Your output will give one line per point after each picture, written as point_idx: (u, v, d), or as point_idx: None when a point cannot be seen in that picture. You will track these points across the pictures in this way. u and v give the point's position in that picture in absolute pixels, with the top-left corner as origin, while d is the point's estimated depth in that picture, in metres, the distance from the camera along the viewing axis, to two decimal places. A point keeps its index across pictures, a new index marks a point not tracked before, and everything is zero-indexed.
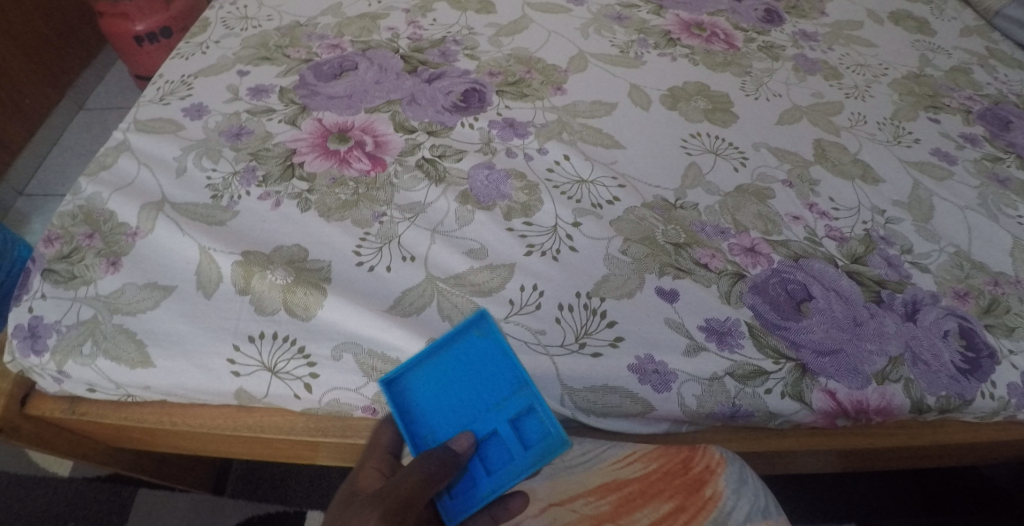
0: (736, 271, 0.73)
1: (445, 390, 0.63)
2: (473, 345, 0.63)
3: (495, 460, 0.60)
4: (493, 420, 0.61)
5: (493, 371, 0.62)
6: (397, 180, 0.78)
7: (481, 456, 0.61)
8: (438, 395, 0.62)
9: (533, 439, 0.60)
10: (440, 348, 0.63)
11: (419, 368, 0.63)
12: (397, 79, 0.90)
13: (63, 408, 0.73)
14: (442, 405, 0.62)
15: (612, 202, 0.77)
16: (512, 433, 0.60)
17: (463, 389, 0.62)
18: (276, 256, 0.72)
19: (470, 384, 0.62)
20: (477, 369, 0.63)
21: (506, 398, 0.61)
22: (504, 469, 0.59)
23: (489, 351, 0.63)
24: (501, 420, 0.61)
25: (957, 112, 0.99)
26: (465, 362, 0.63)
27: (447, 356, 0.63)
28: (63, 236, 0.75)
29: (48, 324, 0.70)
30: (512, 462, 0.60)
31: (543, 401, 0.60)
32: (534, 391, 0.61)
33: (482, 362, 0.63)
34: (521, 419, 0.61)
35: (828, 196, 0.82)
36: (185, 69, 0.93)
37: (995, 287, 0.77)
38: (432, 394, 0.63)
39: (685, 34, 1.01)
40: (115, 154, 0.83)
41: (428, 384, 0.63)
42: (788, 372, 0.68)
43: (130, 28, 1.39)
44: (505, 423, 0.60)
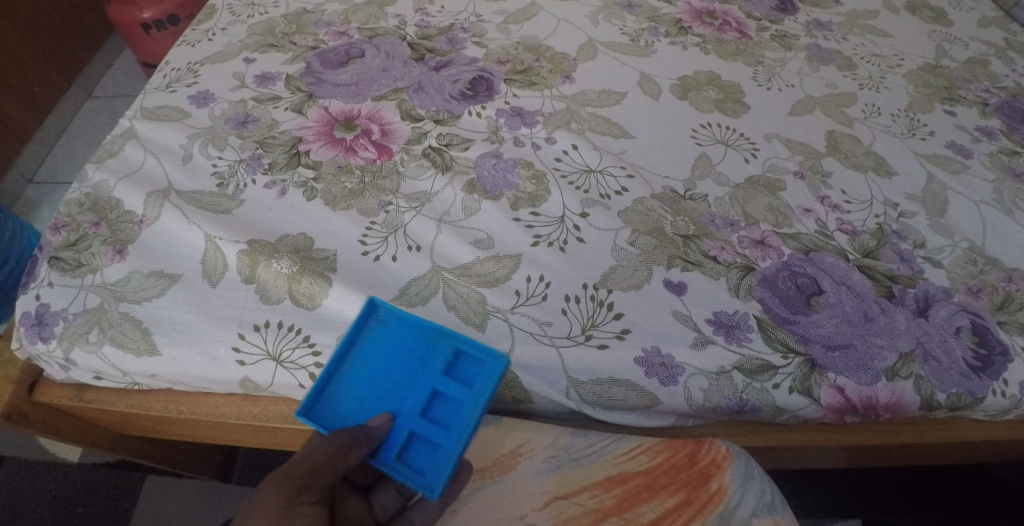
0: (746, 264, 0.72)
1: (372, 383, 0.60)
2: (382, 329, 0.61)
3: (450, 414, 0.58)
4: (428, 382, 0.59)
5: (412, 342, 0.61)
6: (403, 169, 0.77)
7: (434, 419, 0.58)
8: (366, 393, 0.60)
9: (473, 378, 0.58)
10: (348, 352, 0.61)
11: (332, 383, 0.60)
12: (404, 67, 0.89)
13: (70, 395, 0.74)
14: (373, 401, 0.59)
15: (621, 192, 0.76)
16: (450, 381, 0.58)
17: (389, 372, 0.60)
18: (281, 245, 0.72)
19: (394, 365, 0.60)
20: (394, 348, 0.61)
21: (432, 358, 0.60)
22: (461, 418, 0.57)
23: (396, 326, 0.61)
24: (435, 378, 0.58)
25: (973, 104, 0.97)
26: (381, 350, 0.61)
27: (359, 355, 0.61)
28: (69, 225, 0.76)
29: (55, 312, 0.70)
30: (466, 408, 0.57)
31: (464, 339, 0.59)
32: (451, 334, 0.59)
33: (396, 341, 0.61)
34: (451, 366, 0.59)
35: (840, 188, 0.81)
36: (191, 56, 0.93)
37: (1009, 283, 0.76)
38: (358, 398, 0.60)
39: (697, 22, 1.00)
40: (122, 142, 0.83)
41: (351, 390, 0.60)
42: (797, 366, 0.67)
43: (137, 16, 1.39)
44: (439, 376, 0.58)
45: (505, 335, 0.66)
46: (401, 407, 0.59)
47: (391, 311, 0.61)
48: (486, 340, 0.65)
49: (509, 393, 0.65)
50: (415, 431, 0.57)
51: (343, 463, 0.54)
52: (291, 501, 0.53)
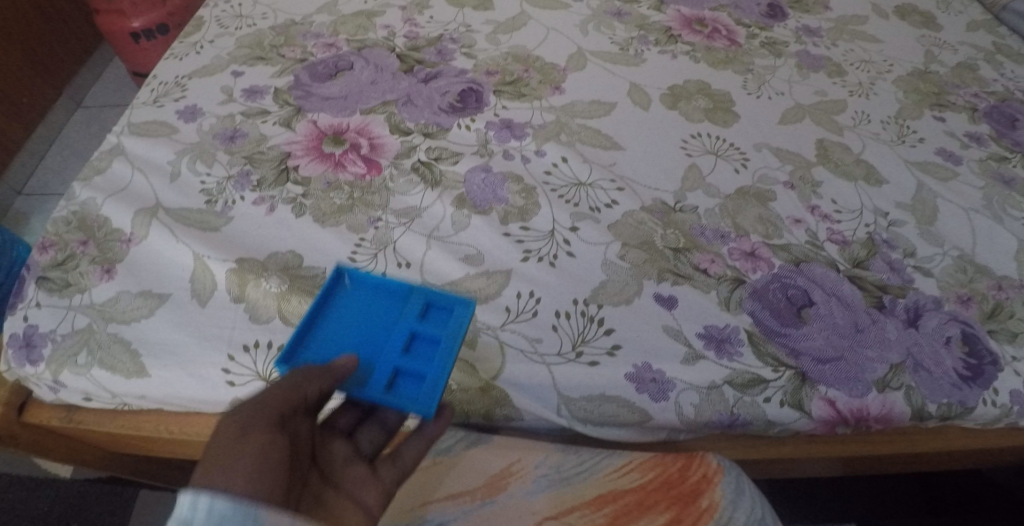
0: (737, 277, 0.72)
1: (346, 334, 0.60)
2: (352, 293, 0.63)
3: (430, 353, 0.59)
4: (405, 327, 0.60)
5: (383, 299, 0.63)
6: (393, 184, 0.77)
7: (415, 358, 0.59)
8: (339, 347, 0.59)
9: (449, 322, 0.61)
10: (317, 315, 0.61)
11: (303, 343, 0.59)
12: (393, 79, 0.89)
13: (60, 416, 0.74)
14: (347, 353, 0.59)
15: (611, 205, 0.76)
16: (428, 324, 0.60)
17: (362, 327, 0.61)
18: (270, 263, 0.71)
19: (367, 319, 0.61)
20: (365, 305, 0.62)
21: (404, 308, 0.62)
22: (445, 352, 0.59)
23: (365, 290, 0.63)
24: (413, 321, 0.60)
25: (963, 109, 0.97)
26: (351, 308, 0.62)
27: (329, 317, 0.61)
28: (57, 243, 0.75)
29: (43, 334, 0.70)
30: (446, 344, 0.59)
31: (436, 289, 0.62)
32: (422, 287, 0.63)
33: (366, 299, 0.63)
34: (425, 315, 0.62)
35: (830, 198, 0.81)
36: (178, 69, 0.92)
37: (999, 291, 0.76)
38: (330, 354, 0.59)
39: (687, 30, 1.00)
40: (110, 158, 0.82)
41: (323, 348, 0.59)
42: (787, 380, 0.67)
43: (126, 25, 1.38)
44: (416, 319, 0.60)
45: (496, 352, 0.65)
46: (378, 352, 0.59)
47: (358, 274, 0.64)
48: (476, 358, 0.65)
49: (500, 410, 0.65)
50: (398, 369, 0.58)
51: (301, 391, 0.50)
52: (246, 427, 0.46)
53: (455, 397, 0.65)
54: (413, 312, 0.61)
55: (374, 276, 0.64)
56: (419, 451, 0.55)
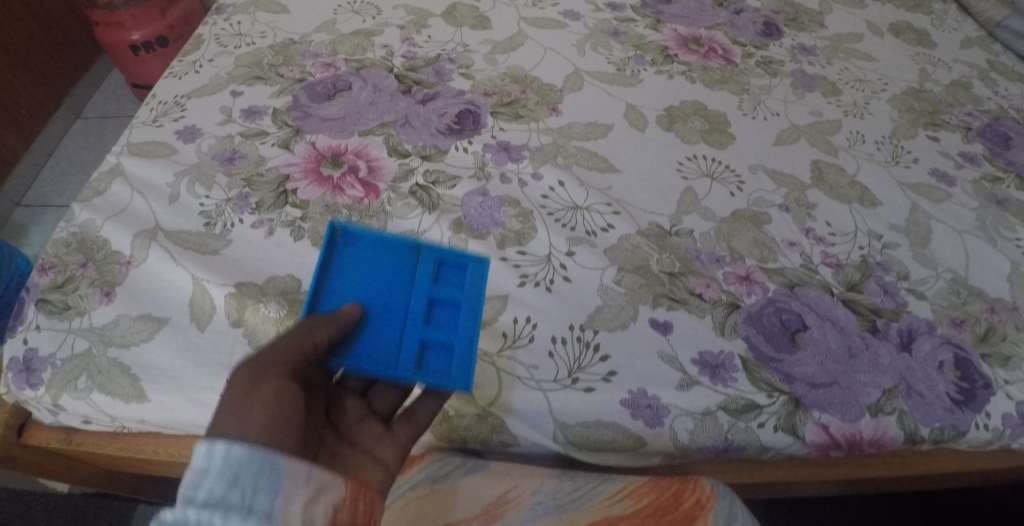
0: (732, 302, 0.73)
1: (358, 294, 0.60)
2: (351, 249, 0.62)
3: (448, 318, 0.62)
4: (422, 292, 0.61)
5: (390, 256, 0.63)
6: (391, 207, 0.78)
7: (435, 325, 0.61)
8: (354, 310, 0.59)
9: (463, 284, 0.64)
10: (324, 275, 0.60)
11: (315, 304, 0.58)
12: (390, 100, 0.89)
13: (60, 437, 0.74)
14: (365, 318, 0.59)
15: (607, 229, 0.76)
16: (443, 290, 0.62)
17: (373, 289, 0.61)
18: (269, 288, 0.72)
19: (378, 277, 0.62)
20: (372, 263, 0.62)
21: (415, 268, 0.63)
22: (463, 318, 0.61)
23: (368, 248, 0.63)
24: (428, 288, 0.62)
25: (956, 129, 0.98)
26: (357, 266, 0.62)
27: (337, 277, 0.61)
28: (57, 265, 0.76)
29: (42, 357, 0.70)
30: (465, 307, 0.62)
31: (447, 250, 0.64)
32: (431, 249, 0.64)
33: (370, 256, 0.62)
34: (437, 277, 0.63)
35: (825, 220, 0.82)
36: (178, 89, 0.93)
37: (991, 314, 0.77)
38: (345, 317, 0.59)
39: (683, 50, 1.01)
40: (109, 179, 0.83)
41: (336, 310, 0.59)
42: (781, 406, 0.67)
43: (126, 38, 1.39)
44: (431, 285, 0.62)
45: (492, 378, 0.66)
46: (395, 320, 0.60)
47: (359, 232, 0.63)
48: (473, 384, 0.66)
49: (497, 436, 0.65)
50: (420, 338, 0.60)
51: (310, 338, 0.52)
52: (258, 376, 0.49)
53: (452, 423, 0.65)
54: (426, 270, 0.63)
55: (376, 235, 0.63)
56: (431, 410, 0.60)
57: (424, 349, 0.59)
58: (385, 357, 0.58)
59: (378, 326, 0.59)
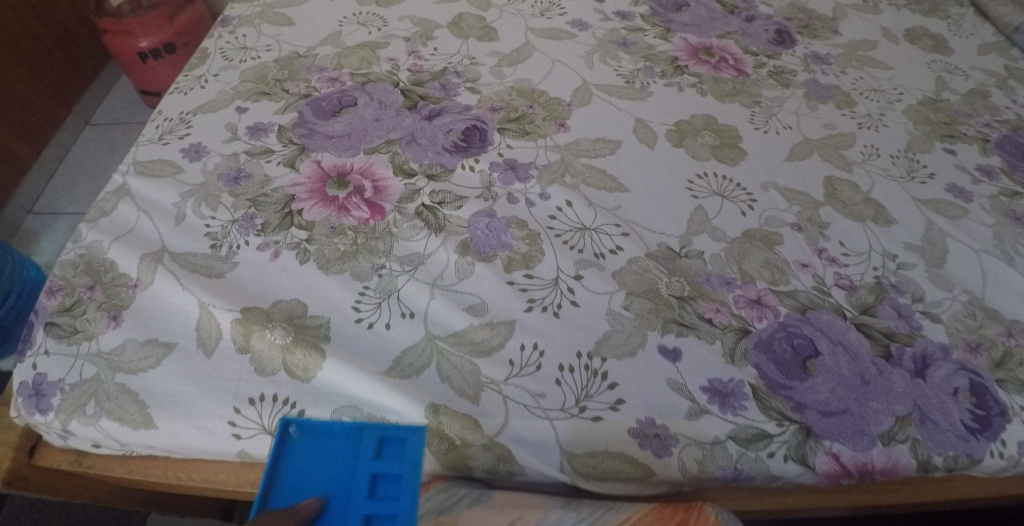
0: (742, 327, 0.72)
1: (308, 481, 0.60)
2: (298, 444, 0.63)
3: (392, 489, 0.60)
4: (365, 468, 0.61)
5: (334, 445, 0.63)
6: (396, 229, 0.77)
7: (380, 498, 0.59)
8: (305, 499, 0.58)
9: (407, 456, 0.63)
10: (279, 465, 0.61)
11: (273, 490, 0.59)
12: (396, 116, 0.88)
13: (71, 460, 0.75)
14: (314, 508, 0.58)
15: (615, 251, 0.75)
16: (387, 463, 0.62)
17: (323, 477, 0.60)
18: (275, 313, 0.71)
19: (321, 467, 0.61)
20: (318, 455, 0.62)
21: (358, 450, 0.62)
22: (406, 487, 0.60)
23: (315, 442, 0.63)
24: (371, 464, 0.61)
25: (974, 140, 0.95)
26: (307, 459, 0.62)
27: (288, 469, 0.61)
28: (64, 288, 0.75)
29: (52, 383, 0.70)
30: (406, 477, 0.61)
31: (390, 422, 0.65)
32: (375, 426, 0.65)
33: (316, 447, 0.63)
34: (381, 454, 0.63)
35: (838, 240, 0.80)
36: (183, 104, 0.92)
37: (1008, 338, 0.75)
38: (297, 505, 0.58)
39: (693, 60, 0.99)
40: (115, 199, 0.82)
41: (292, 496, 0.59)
42: (791, 434, 0.67)
43: (134, 45, 1.41)
44: (372, 461, 0.61)
45: (499, 407, 0.66)
46: (342, 499, 0.59)
47: (307, 425, 0.64)
48: (480, 413, 0.65)
49: (504, 466, 0.65)
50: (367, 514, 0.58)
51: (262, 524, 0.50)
52: None
53: (459, 453, 0.65)
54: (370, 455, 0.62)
55: (321, 426, 0.64)
56: None
57: (369, 524, 0.57)
58: None
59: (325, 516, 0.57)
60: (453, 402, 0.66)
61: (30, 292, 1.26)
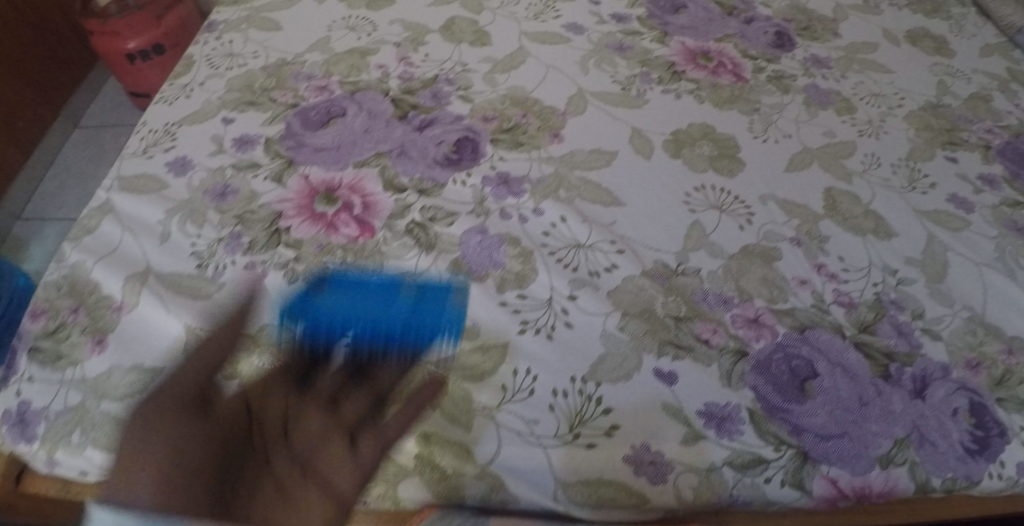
0: (739, 348, 0.70)
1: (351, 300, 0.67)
2: (335, 291, 0.69)
3: (433, 304, 0.69)
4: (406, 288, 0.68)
5: (374, 284, 0.69)
6: (386, 247, 0.75)
7: (421, 313, 0.67)
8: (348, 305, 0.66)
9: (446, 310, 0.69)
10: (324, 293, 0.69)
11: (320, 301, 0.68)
12: (386, 127, 0.86)
13: (57, 487, 0.73)
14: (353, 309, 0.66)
15: (610, 269, 0.74)
16: (421, 295, 0.69)
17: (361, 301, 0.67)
18: (263, 337, 0.70)
19: (354, 301, 0.67)
20: (359, 290, 0.69)
21: (399, 289, 0.68)
22: (443, 317, 0.68)
23: (356, 286, 0.69)
24: (410, 286, 0.69)
25: (976, 148, 0.93)
26: (343, 293, 0.68)
27: (329, 298, 0.68)
28: (48, 310, 0.74)
29: (37, 410, 0.69)
30: (444, 315, 0.68)
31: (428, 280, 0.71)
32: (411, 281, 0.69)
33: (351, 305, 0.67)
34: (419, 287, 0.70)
35: (837, 254, 0.79)
36: (168, 115, 0.90)
37: (1009, 356, 0.74)
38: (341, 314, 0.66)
39: (691, 65, 0.97)
40: (99, 217, 0.81)
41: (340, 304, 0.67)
42: (788, 459, 0.66)
43: (121, 46, 1.47)
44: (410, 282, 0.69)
45: (492, 435, 0.65)
46: (382, 311, 0.66)
47: (342, 278, 0.70)
48: (473, 440, 0.65)
49: (496, 495, 0.64)
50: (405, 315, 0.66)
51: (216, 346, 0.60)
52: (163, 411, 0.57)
53: (451, 482, 0.64)
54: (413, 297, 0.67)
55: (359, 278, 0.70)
56: (401, 423, 0.62)
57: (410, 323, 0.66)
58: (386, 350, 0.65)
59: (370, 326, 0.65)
60: (446, 430, 0.65)
61: (18, 300, 1.23)
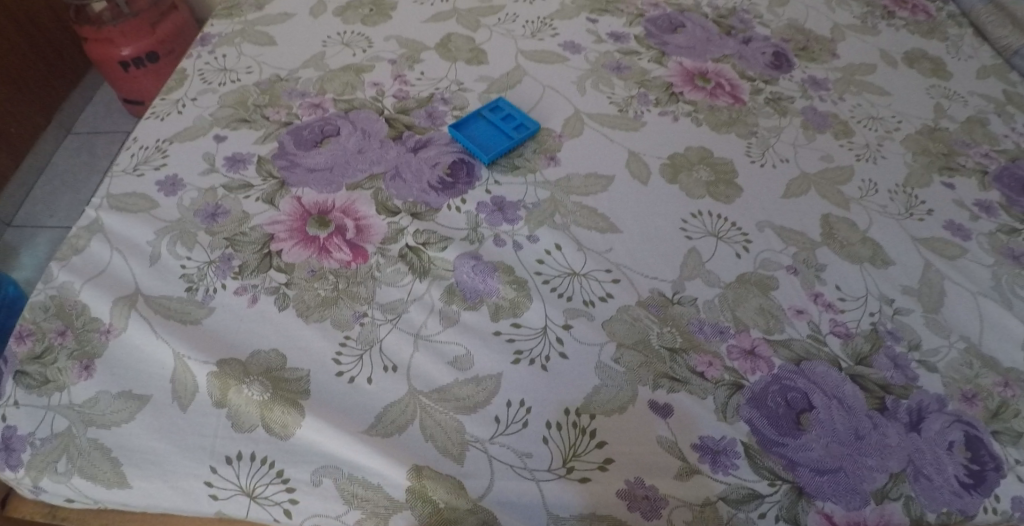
0: (735, 381, 0.70)
1: (478, 138, 0.87)
2: (463, 134, 0.87)
3: (513, 123, 0.88)
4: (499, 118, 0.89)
5: (485, 128, 0.88)
6: (380, 273, 0.75)
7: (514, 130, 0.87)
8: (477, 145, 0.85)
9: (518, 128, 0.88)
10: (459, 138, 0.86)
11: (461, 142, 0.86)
12: (380, 147, 0.85)
13: (44, 512, 0.71)
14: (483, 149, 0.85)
15: (605, 298, 0.74)
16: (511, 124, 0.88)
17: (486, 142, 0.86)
18: (253, 365, 0.69)
19: (481, 134, 0.87)
20: (479, 132, 0.87)
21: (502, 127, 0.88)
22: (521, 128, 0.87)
23: (473, 136, 0.87)
24: (501, 111, 0.90)
25: (973, 173, 0.92)
26: (471, 132, 0.87)
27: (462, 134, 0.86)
28: (35, 333, 0.72)
29: (22, 437, 0.67)
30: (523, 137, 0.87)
31: (506, 111, 0.89)
32: (495, 107, 0.90)
33: (513, 140, 0.86)
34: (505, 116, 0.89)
35: (834, 283, 0.78)
36: (159, 132, 0.89)
37: (1005, 388, 0.73)
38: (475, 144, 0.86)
39: (688, 87, 0.96)
40: (87, 235, 0.78)
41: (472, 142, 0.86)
42: (784, 494, 0.65)
43: (115, 53, 1.46)
44: (500, 109, 0.90)
45: (485, 468, 0.64)
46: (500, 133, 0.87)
47: (465, 127, 0.88)
48: (466, 474, 0.64)
49: None
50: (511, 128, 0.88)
51: None
52: None
53: (442, 515, 0.63)
54: (492, 116, 0.89)
55: (473, 118, 0.89)
56: None
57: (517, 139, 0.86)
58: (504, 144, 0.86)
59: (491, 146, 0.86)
60: (437, 463, 0.64)
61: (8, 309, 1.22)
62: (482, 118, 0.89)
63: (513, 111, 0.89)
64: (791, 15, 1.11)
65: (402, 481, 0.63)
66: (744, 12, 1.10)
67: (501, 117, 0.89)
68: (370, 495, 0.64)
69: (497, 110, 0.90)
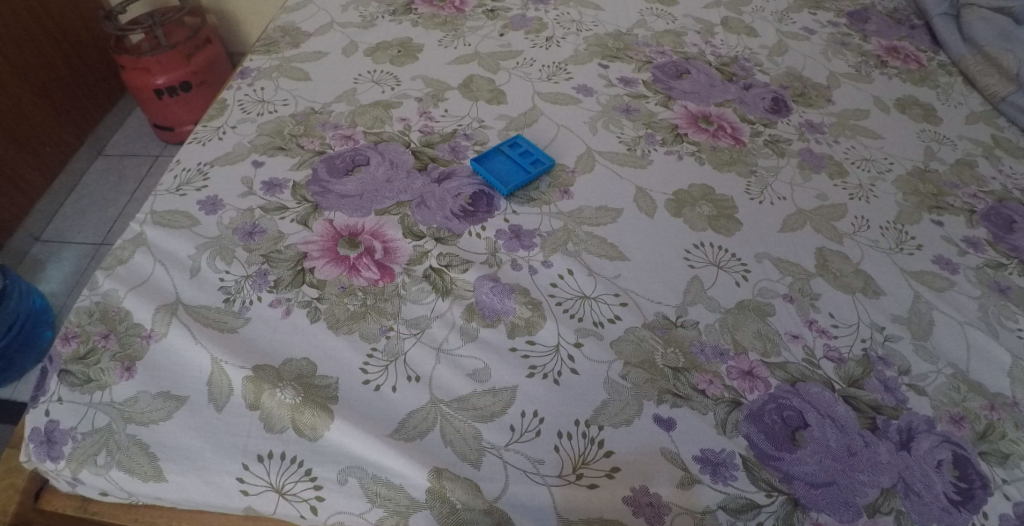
0: (734, 399, 0.75)
1: (496, 169, 0.94)
2: (483, 164, 0.94)
3: (532, 157, 0.95)
4: (519, 151, 0.96)
5: (505, 160, 0.95)
6: (405, 291, 0.81)
7: (531, 163, 0.95)
8: (494, 175, 0.93)
9: (536, 162, 0.95)
10: (479, 167, 0.93)
11: (480, 172, 0.93)
12: (407, 177, 0.92)
13: (75, 506, 0.75)
14: (499, 179, 0.92)
15: (613, 320, 0.80)
16: (530, 158, 0.95)
17: (505, 172, 0.93)
18: (286, 371, 0.74)
19: (501, 164, 0.95)
20: (499, 164, 0.95)
21: (519, 159, 0.95)
22: (539, 162, 0.95)
23: (493, 167, 0.94)
24: (521, 144, 0.97)
25: (961, 212, 0.98)
26: (492, 163, 0.95)
27: (482, 164, 0.94)
28: (80, 335, 0.77)
29: (64, 431, 0.72)
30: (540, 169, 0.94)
31: (526, 145, 0.97)
32: (515, 140, 0.98)
33: (530, 174, 0.93)
34: (525, 149, 0.97)
35: (828, 311, 0.84)
36: (200, 156, 0.96)
37: (991, 412, 0.77)
38: (493, 173, 0.93)
39: (692, 128, 1.04)
40: (132, 248, 0.84)
41: (490, 171, 0.93)
42: (779, 505, 0.69)
43: (151, 81, 1.56)
44: (521, 142, 0.97)
45: (499, 472, 0.69)
46: (518, 164, 0.95)
47: (485, 157, 0.95)
48: (481, 477, 0.69)
49: None
50: (528, 160, 0.95)
51: None
52: None
53: (459, 515, 0.67)
54: (511, 152, 0.96)
55: (494, 150, 0.96)
56: None
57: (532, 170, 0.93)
58: (522, 175, 0.93)
59: (508, 175, 0.93)
60: (456, 466, 0.69)
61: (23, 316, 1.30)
62: (504, 150, 0.96)
63: (530, 148, 0.96)
64: (789, 64, 1.19)
65: (422, 481, 0.68)
66: (745, 60, 1.18)
67: (520, 153, 0.96)
68: (392, 494, 0.68)
69: (515, 146, 0.97)
